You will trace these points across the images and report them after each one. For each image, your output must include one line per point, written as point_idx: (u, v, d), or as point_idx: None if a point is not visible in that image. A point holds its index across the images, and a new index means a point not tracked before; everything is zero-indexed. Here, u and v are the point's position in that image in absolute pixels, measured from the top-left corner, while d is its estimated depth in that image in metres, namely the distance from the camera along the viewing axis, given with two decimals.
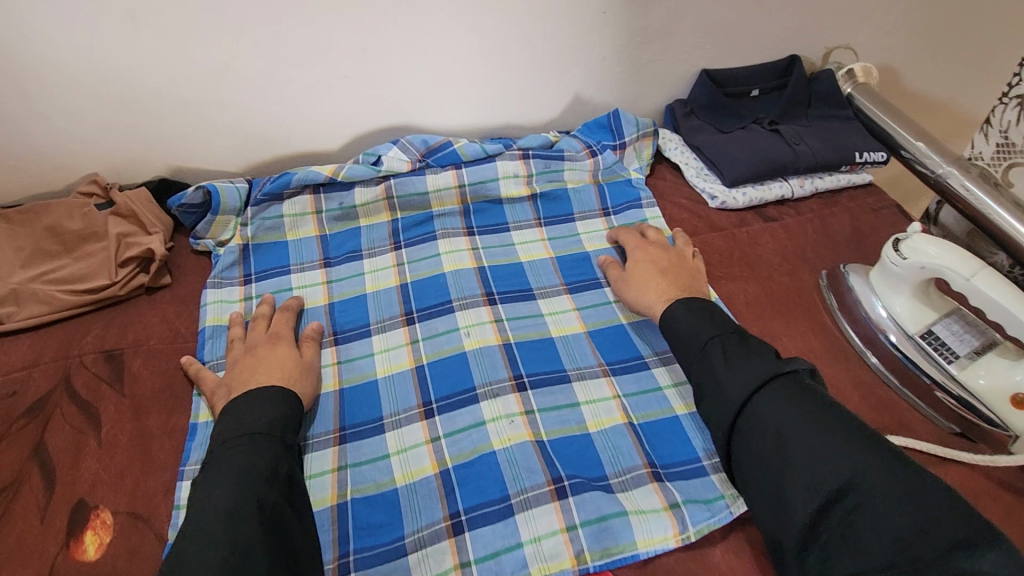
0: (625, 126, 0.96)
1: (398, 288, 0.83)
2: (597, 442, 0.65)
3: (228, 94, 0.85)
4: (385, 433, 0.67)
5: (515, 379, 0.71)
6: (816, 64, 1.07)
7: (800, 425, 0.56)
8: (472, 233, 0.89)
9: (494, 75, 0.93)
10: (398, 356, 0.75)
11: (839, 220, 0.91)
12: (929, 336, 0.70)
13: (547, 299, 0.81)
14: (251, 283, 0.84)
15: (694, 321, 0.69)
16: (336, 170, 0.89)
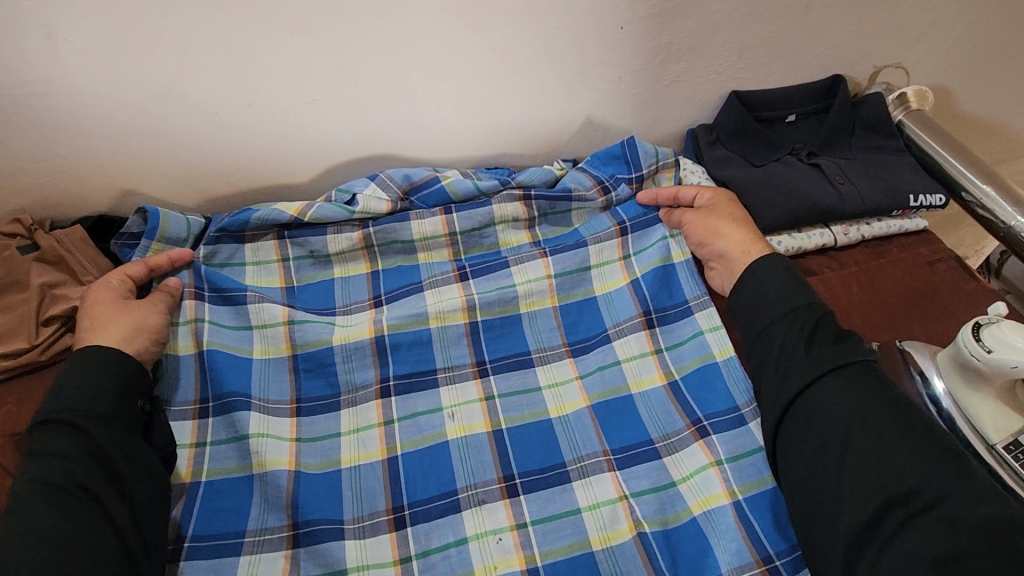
0: (641, 157, 0.82)
1: (372, 340, 0.71)
2: (601, 563, 0.59)
3: (176, 120, 0.72)
4: (346, 540, 0.61)
5: (505, 481, 0.64)
6: (861, 86, 0.93)
7: (872, 417, 0.56)
8: (465, 276, 0.77)
9: (490, 99, 0.80)
10: (369, 442, 0.67)
11: (889, 277, 0.77)
12: (1016, 447, 0.56)
13: (547, 366, 0.73)
14: (202, 300, 0.70)
15: (775, 287, 0.65)
16: (304, 209, 0.75)
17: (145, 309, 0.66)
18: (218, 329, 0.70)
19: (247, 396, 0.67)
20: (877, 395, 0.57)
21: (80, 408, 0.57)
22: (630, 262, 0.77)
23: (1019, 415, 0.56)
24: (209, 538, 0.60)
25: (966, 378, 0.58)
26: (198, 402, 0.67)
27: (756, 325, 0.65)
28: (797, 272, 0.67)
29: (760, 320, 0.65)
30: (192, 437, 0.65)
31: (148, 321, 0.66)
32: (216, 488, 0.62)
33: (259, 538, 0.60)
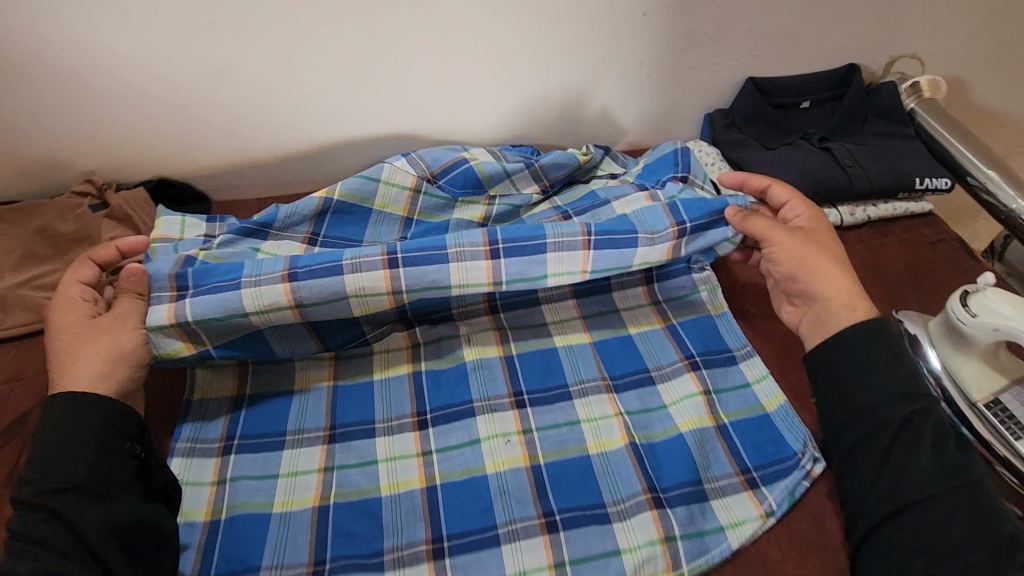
0: (692, 164, 0.85)
1: None
2: (596, 466, 0.62)
3: (230, 93, 0.79)
4: (376, 438, 0.66)
5: (515, 397, 0.68)
6: (877, 74, 0.96)
7: (953, 522, 0.50)
8: (496, 250, 0.67)
9: (518, 80, 0.85)
10: (397, 358, 0.72)
11: (891, 256, 0.81)
12: (995, 406, 0.59)
13: (552, 305, 0.76)
14: (185, 299, 0.64)
15: (870, 362, 0.58)
16: (330, 188, 0.78)
17: (114, 329, 0.62)
18: (201, 303, 0.64)
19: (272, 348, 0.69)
20: (980, 509, 0.51)
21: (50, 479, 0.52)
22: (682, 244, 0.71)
23: (998, 377, 0.60)
24: (255, 437, 0.66)
25: (954, 342, 0.62)
26: None
27: (846, 404, 0.58)
28: (900, 346, 0.59)
29: (852, 402, 0.57)
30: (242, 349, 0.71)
31: (122, 344, 0.62)
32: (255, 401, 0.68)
33: (297, 437, 0.66)
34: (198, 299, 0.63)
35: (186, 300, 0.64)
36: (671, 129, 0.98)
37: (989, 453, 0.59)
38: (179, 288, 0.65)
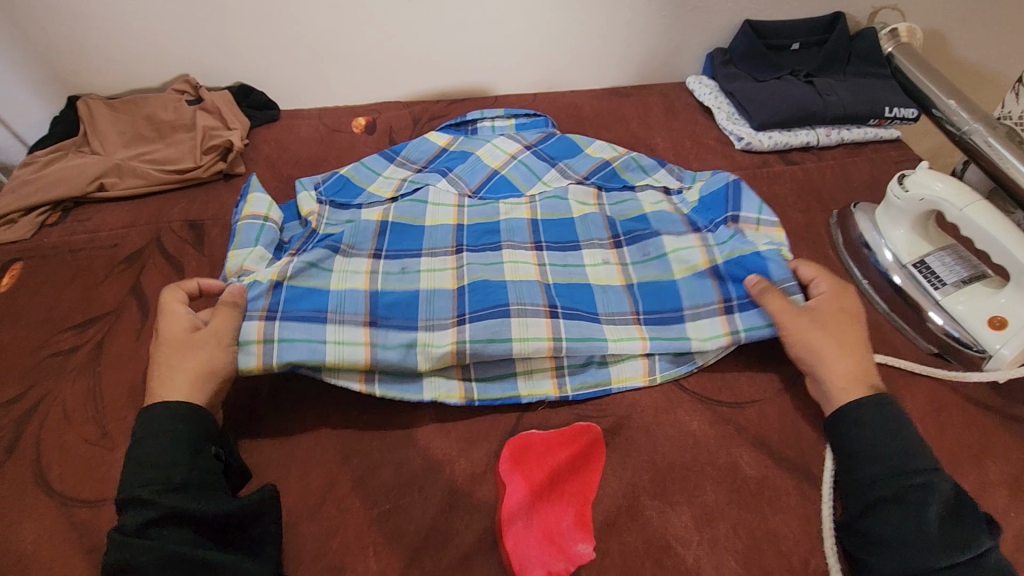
0: (742, 203, 0.82)
1: (454, 227, 0.82)
2: (597, 292, 0.75)
3: (305, 11, 0.95)
4: (422, 258, 0.78)
5: (535, 244, 0.80)
6: (861, 24, 1.10)
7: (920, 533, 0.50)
8: (541, 247, 0.80)
9: (545, 11, 1.00)
10: (446, 212, 0.84)
11: (859, 168, 0.95)
12: (921, 266, 0.73)
13: (576, 189, 0.88)
14: (274, 320, 0.65)
15: (884, 433, 0.56)
16: (384, 213, 0.83)
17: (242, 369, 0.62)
18: (290, 345, 0.64)
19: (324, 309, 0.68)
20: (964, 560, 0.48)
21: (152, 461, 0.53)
22: (738, 338, 0.69)
23: (927, 244, 0.74)
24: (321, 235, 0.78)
25: (893, 217, 0.76)
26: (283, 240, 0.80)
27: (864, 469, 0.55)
28: (900, 423, 0.57)
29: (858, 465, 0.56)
30: (311, 206, 0.82)
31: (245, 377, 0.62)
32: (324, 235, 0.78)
33: (347, 253, 0.75)
34: (290, 326, 0.65)
35: (279, 322, 0.65)
36: (676, 65, 1.13)
37: (915, 299, 0.72)
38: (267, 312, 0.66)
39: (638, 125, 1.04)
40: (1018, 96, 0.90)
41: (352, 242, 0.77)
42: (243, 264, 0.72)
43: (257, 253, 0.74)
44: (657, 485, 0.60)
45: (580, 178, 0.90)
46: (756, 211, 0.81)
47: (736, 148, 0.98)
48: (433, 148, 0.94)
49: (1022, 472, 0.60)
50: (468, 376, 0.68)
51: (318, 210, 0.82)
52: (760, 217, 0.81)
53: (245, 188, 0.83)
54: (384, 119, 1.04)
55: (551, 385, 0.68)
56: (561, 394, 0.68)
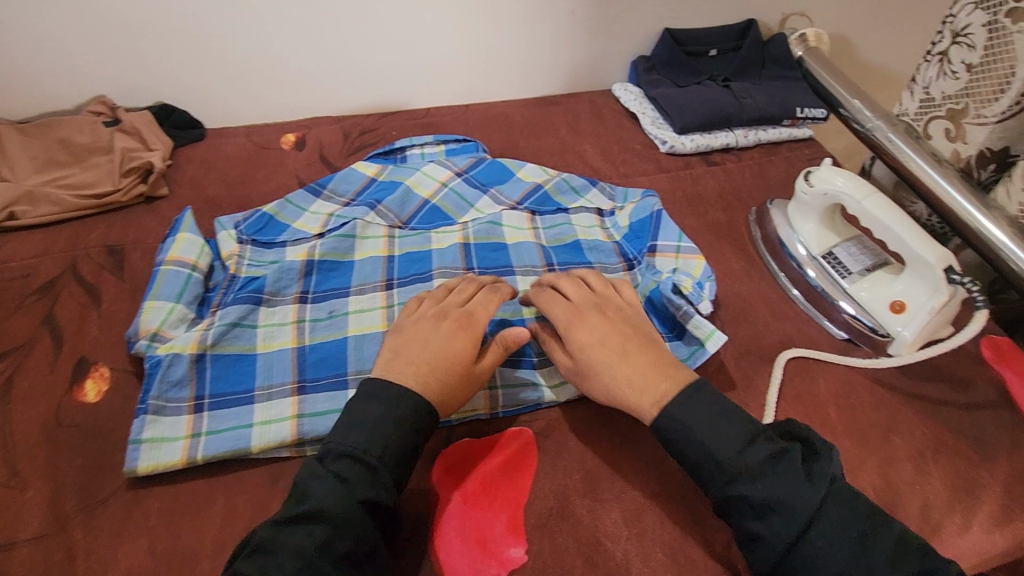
0: (666, 234, 0.83)
1: (385, 258, 0.82)
2: None
3: (225, 28, 0.94)
4: (350, 297, 0.78)
5: (468, 272, 0.80)
6: (773, 30, 1.16)
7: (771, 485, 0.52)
8: (474, 277, 0.80)
9: (471, 23, 1.02)
10: (374, 244, 0.84)
11: (775, 167, 0.99)
12: (828, 256, 0.78)
13: (509, 214, 0.88)
14: (202, 412, 0.65)
15: (703, 425, 0.56)
16: (309, 251, 0.82)
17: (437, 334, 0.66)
18: (216, 437, 0.63)
19: (251, 388, 0.67)
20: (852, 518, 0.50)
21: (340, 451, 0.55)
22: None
23: (834, 236, 0.79)
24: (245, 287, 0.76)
25: (802, 212, 0.80)
26: (209, 287, 0.78)
27: (717, 480, 0.54)
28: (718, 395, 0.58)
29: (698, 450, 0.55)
30: (234, 249, 0.81)
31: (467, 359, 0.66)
32: (247, 283, 0.77)
33: (272, 300, 0.77)
34: (215, 414, 0.65)
35: (205, 413, 0.65)
36: (602, 73, 1.16)
37: (826, 290, 0.76)
38: (196, 398, 0.66)
39: (567, 133, 1.06)
40: (912, 94, 0.95)
41: (276, 289, 0.77)
42: (159, 326, 0.70)
43: (173, 312, 0.72)
44: (588, 486, 0.61)
45: (512, 203, 0.89)
46: (675, 238, 0.82)
47: (661, 151, 1.02)
48: (362, 178, 0.93)
49: (926, 445, 0.64)
50: None
51: (238, 252, 0.81)
52: (680, 246, 0.81)
53: (177, 223, 0.80)
54: (314, 135, 1.04)
55: (483, 404, 0.67)
56: (492, 411, 0.67)
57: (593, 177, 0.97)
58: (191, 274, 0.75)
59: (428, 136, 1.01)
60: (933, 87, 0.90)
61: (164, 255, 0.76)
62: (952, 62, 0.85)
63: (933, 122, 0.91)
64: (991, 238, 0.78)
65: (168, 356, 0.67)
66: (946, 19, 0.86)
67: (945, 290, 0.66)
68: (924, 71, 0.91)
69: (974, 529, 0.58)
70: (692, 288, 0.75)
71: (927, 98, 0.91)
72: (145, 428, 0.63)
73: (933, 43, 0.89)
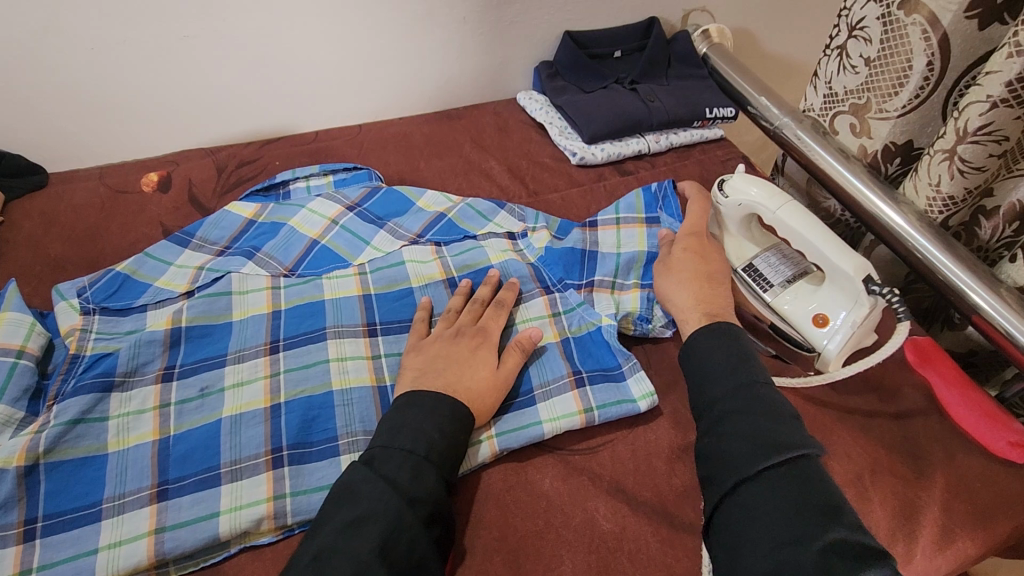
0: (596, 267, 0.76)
1: (268, 316, 0.71)
2: None
3: (54, 57, 0.80)
4: (226, 366, 0.66)
5: (368, 325, 0.71)
6: (676, 27, 1.12)
7: (758, 425, 0.51)
8: (374, 330, 0.70)
9: (354, 36, 0.92)
10: (256, 299, 0.72)
11: (689, 172, 0.95)
12: (749, 269, 0.73)
13: (410, 247, 0.79)
14: (34, 541, 0.53)
15: (724, 360, 0.57)
16: (175, 317, 0.68)
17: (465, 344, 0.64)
18: (52, 573, 0.52)
19: (96, 501, 0.56)
20: (811, 479, 0.47)
21: (391, 445, 0.54)
22: (592, 416, 0.63)
23: (752, 246, 0.75)
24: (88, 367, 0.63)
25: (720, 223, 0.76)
26: (46, 371, 0.65)
27: (717, 402, 0.55)
28: (750, 347, 0.58)
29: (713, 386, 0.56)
30: (78, 322, 0.67)
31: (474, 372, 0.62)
32: (94, 360, 0.64)
33: (128, 379, 0.63)
34: (52, 542, 0.53)
35: (38, 541, 0.53)
36: (505, 81, 1.09)
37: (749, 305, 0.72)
38: (25, 523, 0.54)
39: (472, 149, 0.98)
40: (816, 89, 0.93)
41: (132, 367, 0.64)
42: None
43: None
44: (511, 567, 0.54)
45: (413, 237, 0.80)
46: (614, 213, 0.81)
47: (572, 163, 0.96)
48: (238, 220, 0.81)
49: (863, 467, 0.61)
50: (280, 492, 0.57)
51: (82, 325, 0.67)
52: (615, 280, 0.75)
53: None
54: (182, 171, 0.90)
55: None
56: None
57: (502, 198, 0.89)
58: (13, 363, 0.62)
59: (315, 166, 0.90)
60: (835, 82, 0.88)
61: None
62: (851, 57, 0.83)
63: (838, 117, 0.89)
64: (892, 225, 0.76)
65: None
66: (841, 12, 0.83)
67: (866, 302, 0.64)
68: (826, 65, 0.89)
69: (918, 557, 0.56)
70: (636, 324, 0.72)
71: (831, 93, 0.89)
72: None
73: (831, 37, 0.87)
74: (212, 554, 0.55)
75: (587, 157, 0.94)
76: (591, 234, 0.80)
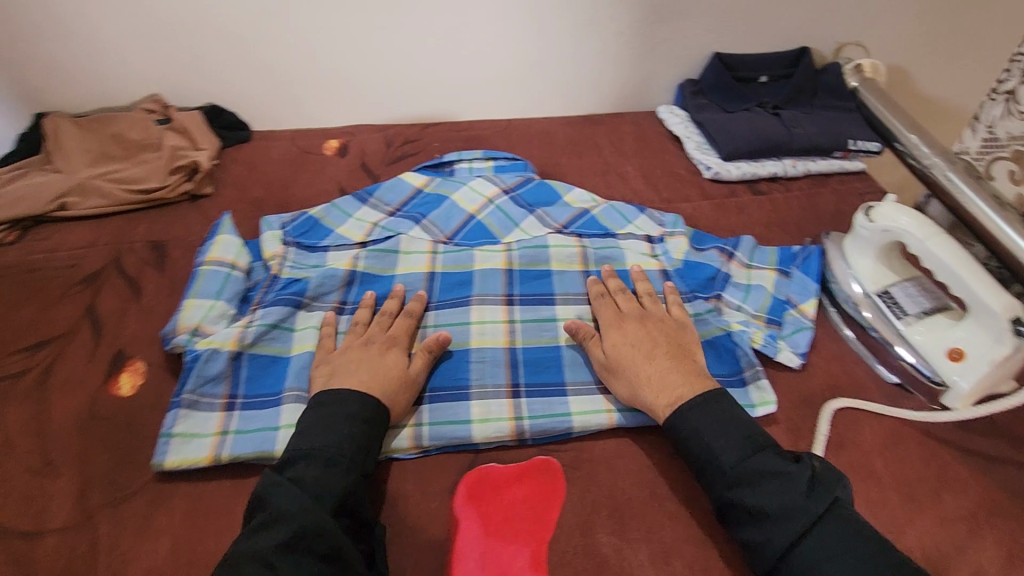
0: (730, 288, 0.80)
1: (427, 275, 0.82)
2: (563, 354, 0.74)
3: (277, 34, 0.96)
4: (387, 308, 0.77)
5: (507, 297, 0.79)
6: (826, 58, 1.14)
7: (771, 497, 0.52)
8: (513, 301, 0.79)
9: (519, 40, 1.02)
10: (418, 260, 0.83)
11: (824, 200, 0.96)
12: (885, 295, 0.75)
13: (555, 235, 0.87)
14: (233, 411, 0.66)
15: (713, 426, 0.58)
16: (353, 262, 0.81)
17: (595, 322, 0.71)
18: (243, 437, 0.63)
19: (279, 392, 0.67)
20: (846, 537, 0.50)
21: (305, 448, 0.57)
22: None
23: (890, 274, 0.76)
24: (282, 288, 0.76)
25: (859, 247, 0.78)
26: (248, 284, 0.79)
27: (722, 479, 0.56)
28: (736, 407, 0.60)
29: (713, 464, 0.57)
30: (277, 250, 0.82)
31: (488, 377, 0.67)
32: (288, 281, 0.77)
33: (312, 304, 0.76)
34: (245, 414, 0.66)
35: (236, 412, 0.66)
36: (649, 95, 1.15)
37: (880, 331, 0.74)
38: (229, 396, 0.67)
39: (610, 153, 1.05)
40: (974, 132, 0.90)
41: (318, 294, 0.77)
42: (199, 322, 0.71)
43: (212, 308, 0.72)
44: (615, 522, 0.59)
45: (558, 227, 0.88)
46: (749, 257, 0.85)
47: (705, 177, 1.00)
48: (408, 189, 0.93)
49: (979, 507, 0.60)
50: (421, 420, 0.66)
51: (282, 253, 0.81)
52: (743, 305, 0.79)
53: (216, 227, 0.82)
54: (357, 142, 1.04)
55: (509, 432, 0.65)
56: (519, 439, 0.66)
57: (637, 201, 0.95)
58: (229, 273, 0.76)
59: (478, 151, 1.01)
60: (998, 127, 0.86)
61: (203, 254, 0.78)
62: (1020, 103, 0.82)
63: (996, 162, 0.87)
64: None
65: (207, 350, 0.68)
66: (1015, 56, 0.82)
67: (1008, 342, 0.63)
68: (989, 109, 0.87)
69: None
70: (764, 340, 0.74)
71: (992, 138, 0.87)
72: (178, 421, 0.64)
73: (998, 81, 0.86)
74: None
75: (721, 173, 0.98)
76: (729, 264, 0.84)
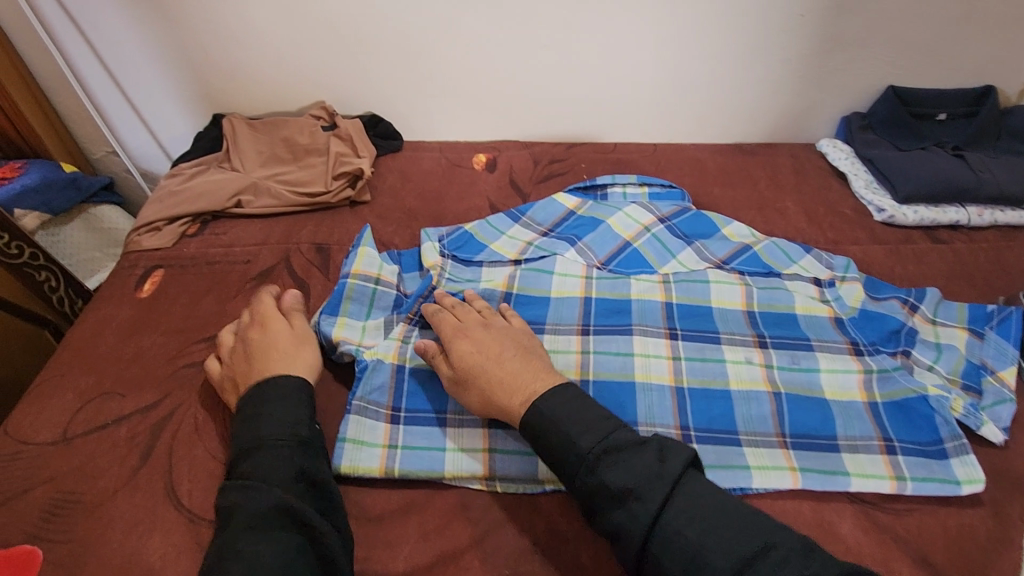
0: (919, 345, 0.74)
1: (582, 300, 0.79)
2: (734, 397, 0.69)
3: (444, 50, 0.99)
4: (544, 334, 0.75)
5: (669, 330, 0.76)
6: (1014, 98, 1.04)
7: (641, 482, 0.50)
8: (675, 336, 0.75)
9: (679, 64, 1.00)
10: (572, 284, 0.81)
11: (1017, 255, 0.87)
12: None
13: (716, 270, 0.83)
14: (400, 423, 0.66)
15: (572, 412, 0.55)
16: (508, 282, 0.81)
17: None
18: (414, 452, 0.64)
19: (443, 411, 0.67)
20: (727, 518, 0.48)
21: (241, 445, 0.57)
22: (903, 485, 0.61)
23: None
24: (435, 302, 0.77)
25: None
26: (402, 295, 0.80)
27: (582, 469, 0.52)
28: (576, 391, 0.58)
29: (569, 452, 0.53)
30: (432, 260, 0.82)
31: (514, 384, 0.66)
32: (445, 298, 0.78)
33: None
34: (413, 427, 0.66)
35: (402, 424, 0.66)
36: (808, 127, 1.09)
37: None
38: (393, 408, 0.68)
39: (767, 186, 0.99)
40: None
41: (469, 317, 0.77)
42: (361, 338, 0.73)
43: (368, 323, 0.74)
44: None
45: (718, 262, 0.84)
46: (934, 312, 0.77)
47: (876, 220, 0.93)
48: (561, 210, 0.92)
49: None
50: None
51: (440, 265, 0.82)
52: (934, 365, 0.72)
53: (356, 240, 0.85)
54: (505, 158, 1.05)
55: None
56: None
57: (801, 241, 0.90)
58: (377, 289, 0.78)
59: (631, 176, 0.98)
60: None
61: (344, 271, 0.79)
62: None
63: None
64: None
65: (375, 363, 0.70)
66: None
67: None
68: None
69: None
70: (965, 409, 0.67)
71: None
72: (351, 428, 0.65)
73: None
74: (528, 484, 0.62)
75: (896, 216, 0.91)
76: (911, 317, 0.77)
